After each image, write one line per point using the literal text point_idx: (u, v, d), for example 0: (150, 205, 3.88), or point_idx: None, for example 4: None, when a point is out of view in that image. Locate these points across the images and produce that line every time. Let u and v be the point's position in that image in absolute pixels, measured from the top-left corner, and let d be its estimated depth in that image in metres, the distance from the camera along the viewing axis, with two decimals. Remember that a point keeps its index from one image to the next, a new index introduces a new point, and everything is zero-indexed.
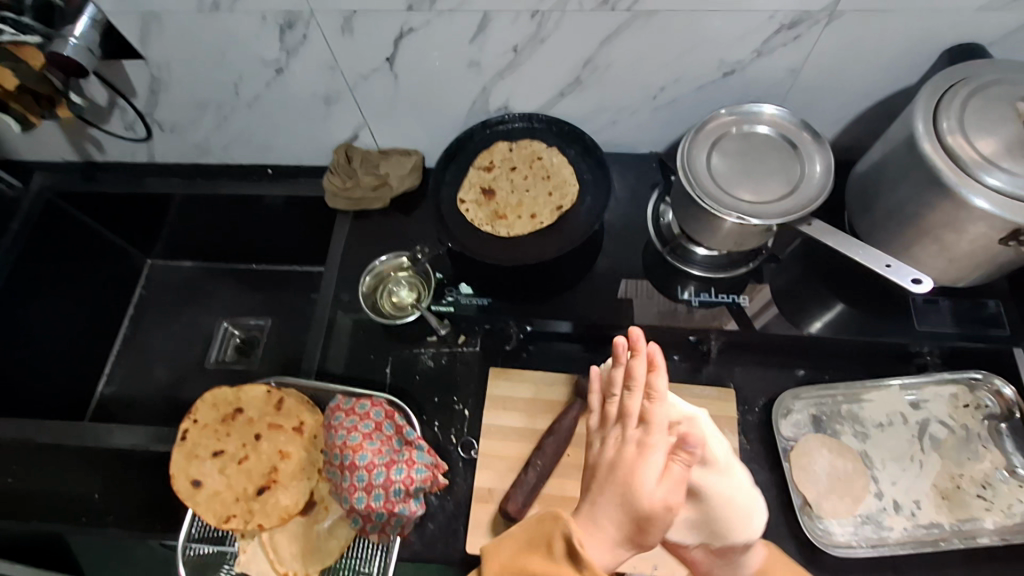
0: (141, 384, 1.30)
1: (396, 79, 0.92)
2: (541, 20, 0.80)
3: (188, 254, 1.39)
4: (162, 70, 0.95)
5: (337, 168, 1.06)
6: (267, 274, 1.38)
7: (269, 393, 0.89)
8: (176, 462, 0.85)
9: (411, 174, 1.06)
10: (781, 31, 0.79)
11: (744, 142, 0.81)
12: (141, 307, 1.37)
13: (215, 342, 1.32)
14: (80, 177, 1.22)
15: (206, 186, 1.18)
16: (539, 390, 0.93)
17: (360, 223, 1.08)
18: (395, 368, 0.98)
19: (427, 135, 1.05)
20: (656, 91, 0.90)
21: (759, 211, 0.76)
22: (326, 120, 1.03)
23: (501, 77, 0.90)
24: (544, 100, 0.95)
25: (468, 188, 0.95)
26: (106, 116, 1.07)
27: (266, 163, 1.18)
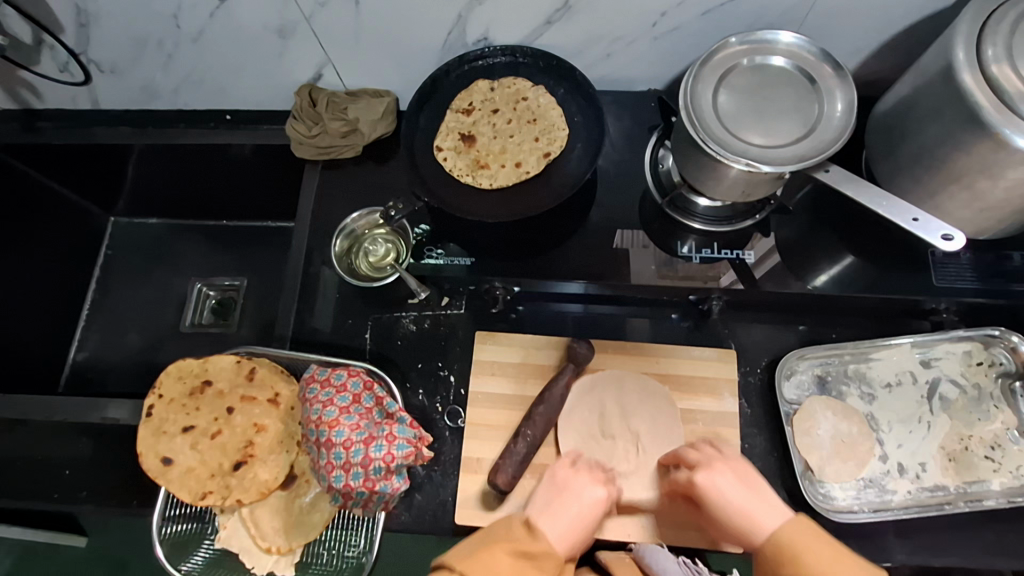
0: (118, 347, 1.26)
1: (357, 6, 0.80)
2: None
3: (153, 211, 1.33)
4: (87, 0, 0.82)
5: (301, 113, 0.96)
6: (240, 231, 1.33)
7: (239, 364, 0.83)
8: (144, 439, 0.79)
9: (383, 119, 0.97)
10: None
11: (755, 78, 0.71)
12: (108, 267, 1.32)
13: (189, 305, 1.29)
14: (19, 130, 1.10)
15: (159, 135, 1.07)
16: (528, 354, 0.87)
17: (330, 175, 1.00)
18: (374, 334, 0.91)
19: (398, 74, 0.93)
20: (655, 18, 0.79)
21: (772, 156, 0.67)
22: (283, 58, 0.91)
23: (477, 3, 0.78)
24: (529, 30, 0.83)
25: (444, 134, 0.84)
26: (35, 57, 0.94)
27: (223, 109, 1.07)
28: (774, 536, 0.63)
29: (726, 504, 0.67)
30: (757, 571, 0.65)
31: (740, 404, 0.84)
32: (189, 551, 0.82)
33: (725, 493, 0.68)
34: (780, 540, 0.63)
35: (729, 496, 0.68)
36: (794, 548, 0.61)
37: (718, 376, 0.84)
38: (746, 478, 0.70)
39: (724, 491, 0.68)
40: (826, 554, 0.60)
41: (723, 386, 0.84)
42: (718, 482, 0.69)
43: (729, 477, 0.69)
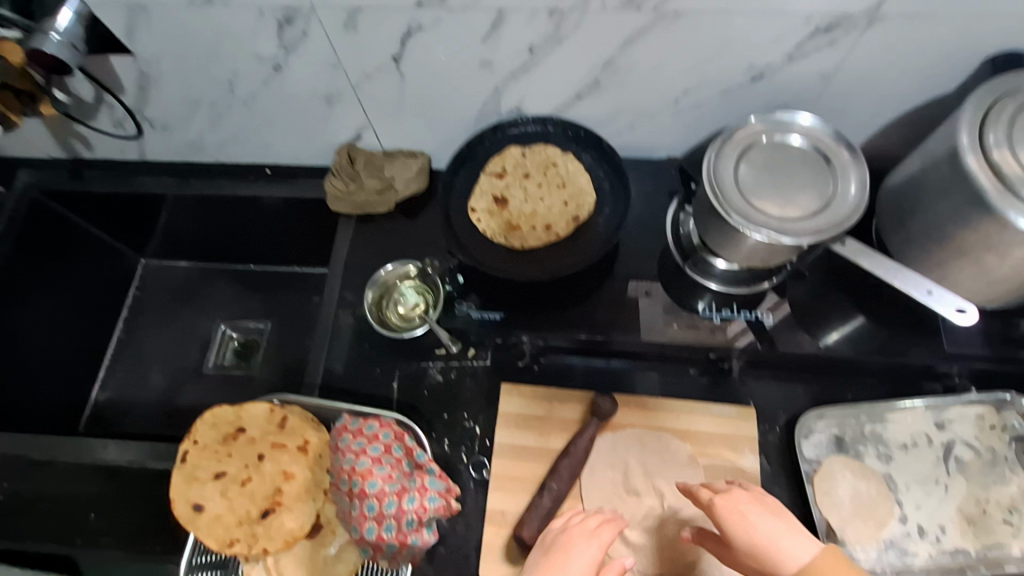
0: (140, 386, 1.29)
1: (402, 78, 0.86)
2: (559, 18, 0.73)
3: (183, 254, 1.38)
4: (152, 65, 0.86)
5: (339, 171, 1.03)
6: (266, 275, 1.38)
7: (272, 412, 0.85)
8: (176, 485, 0.80)
9: (417, 178, 1.03)
10: (815, 36, 0.74)
11: (774, 155, 0.76)
12: (136, 307, 1.36)
13: (213, 347, 1.32)
14: (66, 177, 1.16)
15: (201, 186, 1.13)
16: (552, 408, 0.89)
17: (364, 228, 1.06)
18: (401, 383, 0.94)
19: (434, 137, 1.00)
20: (678, 95, 0.85)
21: (791, 228, 0.71)
22: (327, 121, 0.97)
23: (514, 78, 0.84)
24: (560, 102, 0.89)
25: (476, 196, 0.89)
26: (93, 113, 1.00)
27: (263, 163, 1.13)
28: (806, 561, 0.66)
29: (749, 529, 0.70)
30: None
31: (761, 461, 0.85)
32: None
33: (761, 531, 0.69)
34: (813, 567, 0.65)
35: (756, 531, 0.70)
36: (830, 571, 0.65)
37: (738, 434, 0.86)
38: (777, 514, 0.71)
39: (756, 525, 0.70)
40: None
41: (743, 443, 0.86)
42: (751, 522, 0.70)
43: (760, 510, 0.71)
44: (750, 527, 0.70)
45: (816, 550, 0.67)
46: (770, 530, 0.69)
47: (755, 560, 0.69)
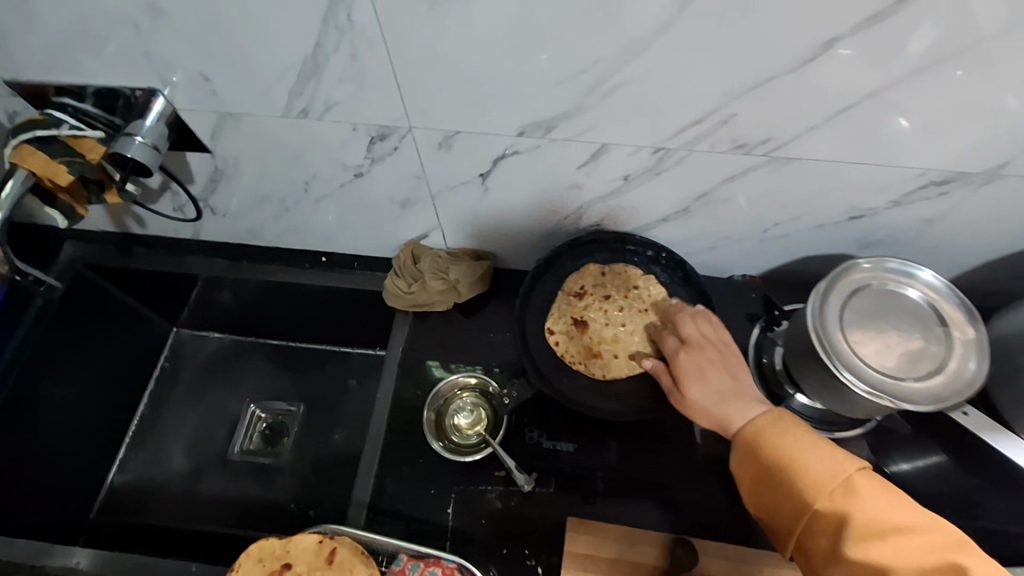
0: (161, 470, 1.21)
1: (485, 191, 0.84)
2: (662, 155, 0.71)
3: (218, 326, 1.30)
4: (228, 164, 0.86)
5: (402, 270, 1.00)
6: (302, 354, 1.31)
7: (321, 544, 0.77)
8: None
9: (480, 280, 0.99)
10: (927, 187, 0.71)
11: (880, 304, 0.73)
12: (162, 382, 1.29)
13: (240, 429, 1.25)
14: (114, 252, 1.13)
15: (252, 270, 1.09)
16: (622, 549, 0.79)
17: (421, 329, 1.01)
18: (456, 509, 0.87)
19: (503, 243, 0.97)
20: (768, 226, 0.83)
21: (908, 391, 0.67)
22: (396, 221, 0.95)
23: (601, 200, 0.82)
24: (643, 223, 0.87)
25: (557, 317, 0.86)
26: (156, 198, 0.98)
27: (320, 251, 1.09)
28: (746, 426, 0.64)
29: (704, 386, 0.70)
30: (741, 463, 0.63)
31: None
32: None
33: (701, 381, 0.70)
34: (761, 427, 0.63)
35: (718, 389, 0.69)
36: (763, 440, 0.62)
37: None
38: (737, 371, 0.70)
39: (703, 368, 0.71)
40: (803, 439, 0.60)
41: None
42: (709, 384, 0.70)
43: (711, 358, 0.72)
44: (700, 378, 0.71)
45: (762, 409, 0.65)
46: (729, 384, 0.69)
47: (708, 421, 0.68)
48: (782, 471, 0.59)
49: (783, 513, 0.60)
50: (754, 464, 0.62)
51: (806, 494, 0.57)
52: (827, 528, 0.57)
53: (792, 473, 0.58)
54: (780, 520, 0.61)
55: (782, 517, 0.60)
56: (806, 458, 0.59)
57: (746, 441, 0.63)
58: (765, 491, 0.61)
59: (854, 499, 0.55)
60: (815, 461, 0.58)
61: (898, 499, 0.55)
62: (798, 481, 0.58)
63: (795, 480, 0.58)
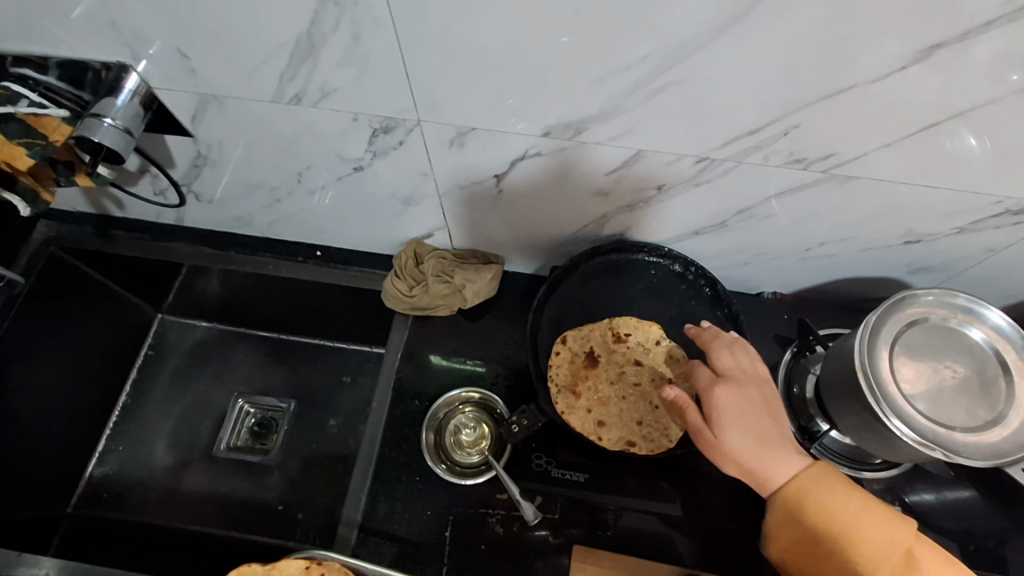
0: (142, 465, 1.15)
1: (499, 193, 0.75)
2: (706, 166, 0.63)
3: (204, 315, 1.23)
4: (213, 149, 0.77)
5: (403, 271, 0.92)
6: (293, 347, 1.24)
7: (308, 571, 0.70)
8: None
9: (489, 285, 0.91)
10: (1001, 215, 0.63)
11: (933, 342, 0.66)
12: (145, 371, 1.22)
13: (227, 424, 1.18)
14: (91, 235, 1.04)
15: (241, 261, 1.01)
16: None
17: (422, 334, 0.94)
18: (455, 534, 0.81)
19: (514, 246, 0.89)
20: (811, 245, 0.75)
21: (963, 445, 0.60)
22: (399, 218, 0.86)
23: (628, 209, 0.74)
24: (671, 234, 0.79)
25: (574, 336, 0.80)
26: (134, 180, 0.88)
27: (314, 244, 1.01)
28: (787, 487, 0.58)
29: (742, 432, 0.60)
30: (781, 523, 0.59)
31: None
32: None
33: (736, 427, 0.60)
34: (810, 488, 0.58)
35: (758, 435, 0.60)
36: (814, 505, 0.58)
37: None
38: (772, 411, 0.62)
39: (742, 409, 0.61)
40: (852, 502, 0.58)
41: None
42: (748, 428, 0.60)
43: (751, 397, 0.62)
44: (738, 420, 0.60)
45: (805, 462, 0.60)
46: (767, 427, 0.61)
47: (742, 472, 0.60)
48: (836, 541, 0.57)
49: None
50: (805, 531, 0.58)
51: (864, 567, 0.56)
52: None
53: (849, 546, 0.56)
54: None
55: None
56: (862, 528, 0.57)
57: (795, 504, 0.58)
58: (810, 555, 0.59)
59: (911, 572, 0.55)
60: (869, 530, 0.57)
61: (937, 557, 0.57)
62: (853, 551, 0.56)
63: (850, 553, 0.56)
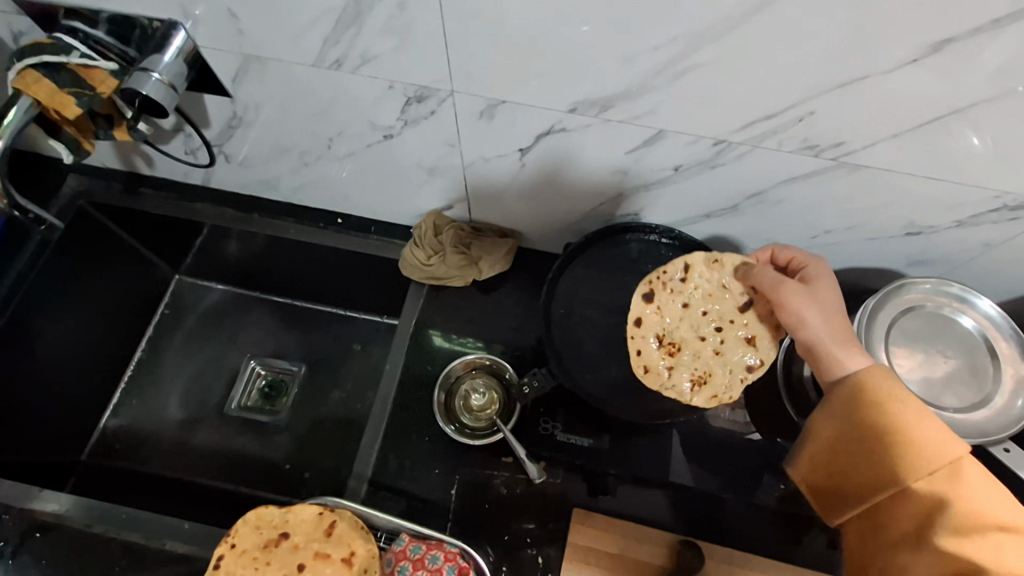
0: (155, 419, 1.18)
1: (521, 167, 0.78)
2: (723, 148, 0.66)
3: (221, 278, 1.26)
4: (249, 111, 0.80)
5: (422, 240, 0.94)
6: (307, 313, 1.27)
7: (321, 516, 0.73)
8: None
9: (504, 259, 0.95)
10: (998, 211, 0.67)
11: (926, 328, 0.70)
12: (161, 329, 1.25)
13: (239, 384, 1.22)
14: (118, 192, 1.07)
15: (263, 225, 1.04)
16: (627, 544, 0.78)
17: (437, 303, 0.97)
18: (460, 492, 0.85)
19: (531, 222, 0.92)
20: (817, 234, 0.78)
21: (950, 423, 0.65)
22: (422, 188, 0.89)
23: (644, 189, 0.77)
24: (683, 216, 0.82)
25: (688, 266, 0.74)
26: (166, 139, 0.91)
27: (335, 212, 1.04)
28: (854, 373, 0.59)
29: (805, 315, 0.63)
30: (838, 414, 0.60)
31: None
32: None
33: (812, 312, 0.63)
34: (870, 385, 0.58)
35: (829, 328, 0.61)
36: (875, 396, 0.58)
37: None
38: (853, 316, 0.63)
39: (816, 298, 0.63)
40: (917, 409, 0.56)
41: None
42: (823, 313, 0.62)
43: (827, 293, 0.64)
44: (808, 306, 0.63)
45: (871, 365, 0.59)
46: (843, 319, 0.62)
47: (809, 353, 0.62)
48: (884, 435, 0.56)
49: (864, 474, 0.59)
50: (857, 422, 0.59)
51: (906, 466, 0.55)
52: (920, 505, 0.54)
53: (898, 443, 0.55)
54: (855, 481, 0.60)
55: (868, 483, 0.58)
56: (918, 429, 0.55)
57: (848, 395, 0.59)
58: (855, 451, 0.59)
59: (955, 485, 0.52)
60: (929, 435, 0.54)
61: (1002, 488, 0.52)
62: (899, 445, 0.55)
63: (892, 447, 0.56)
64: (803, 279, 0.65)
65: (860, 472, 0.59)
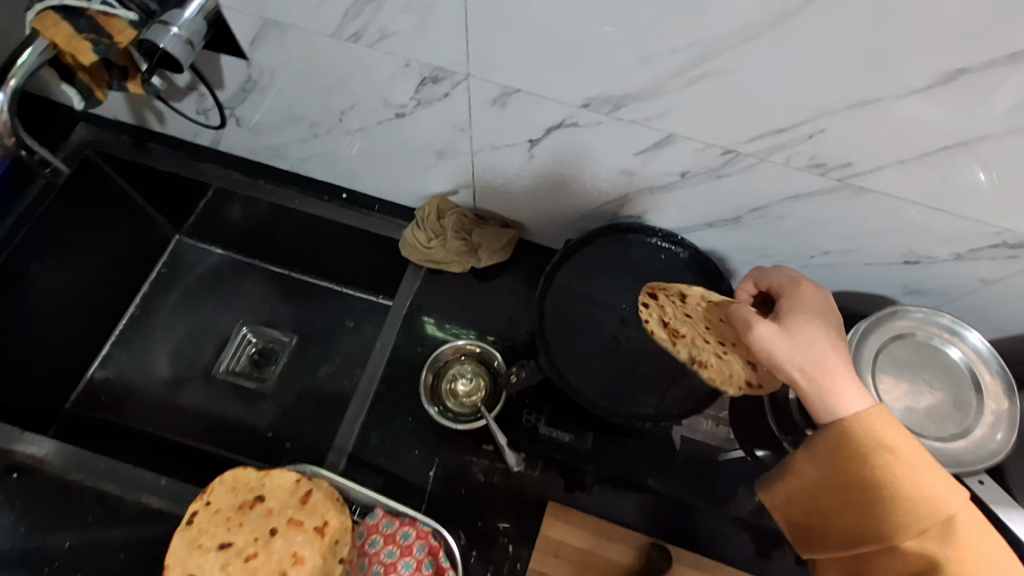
0: (142, 375, 1.18)
1: (530, 158, 0.79)
2: (730, 158, 0.66)
3: (221, 241, 1.26)
4: (264, 76, 0.80)
5: (423, 222, 0.94)
6: (303, 285, 1.27)
7: (298, 483, 0.74)
8: (175, 551, 0.69)
9: (504, 249, 0.95)
10: (998, 247, 0.67)
11: (916, 356, 0.70)
12: (156, 286, 1.25)
13: (228, 348, 1.22)
14: (126, 144, 1.07)
15: (268, 192, 1.04)
16: (596, 541, 0.79)
17: (433, 286, 0.98)
18: (438, 474, 0.85)
19: (534, 214, 0.92)
20: (816, 253, 0.79)
21: (930, 452, 0.65)
22: (429, 170, 0.90)
23: (649, 192, 0.77)
24: (685, 224, 0.82)
25: (697, 298, 0.75)
26: (180, 96, 0.91)
27: (341, 187, 1.04)
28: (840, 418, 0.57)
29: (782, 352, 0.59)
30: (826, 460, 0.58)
31: None
32: None
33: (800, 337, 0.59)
34: (866, 432, 0.55)
35: (809, 370, 0.58)
36: (866, 446, 0.55)
37: None
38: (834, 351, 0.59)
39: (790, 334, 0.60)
40: (911, 459, 0.54)
41: None
42: (797, 353, 0.59)
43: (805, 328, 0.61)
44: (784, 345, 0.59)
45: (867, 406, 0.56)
46: (823, 358, 0.59)
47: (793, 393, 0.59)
48: (877, 492, 0.54)
49: (851, 523, 0.57)
50: (846, 473, 0.56)
51: (898, 523, 0.53)
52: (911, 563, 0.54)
53: (890, 501, 0.54)
54: (840, 528, 0.59)
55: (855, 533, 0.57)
56: (913, 486, 0.53)
57: (842, 440, 0.56)
58: (844, 502, 0.58)
59: (951, 543, 0.52)
60: (927, 492, 0.52)
61: (997, 546, 0.52)
62: (893, 502, 0.54)
63: (887, 503, 0.54)
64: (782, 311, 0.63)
65: (847, 522, 0.58)
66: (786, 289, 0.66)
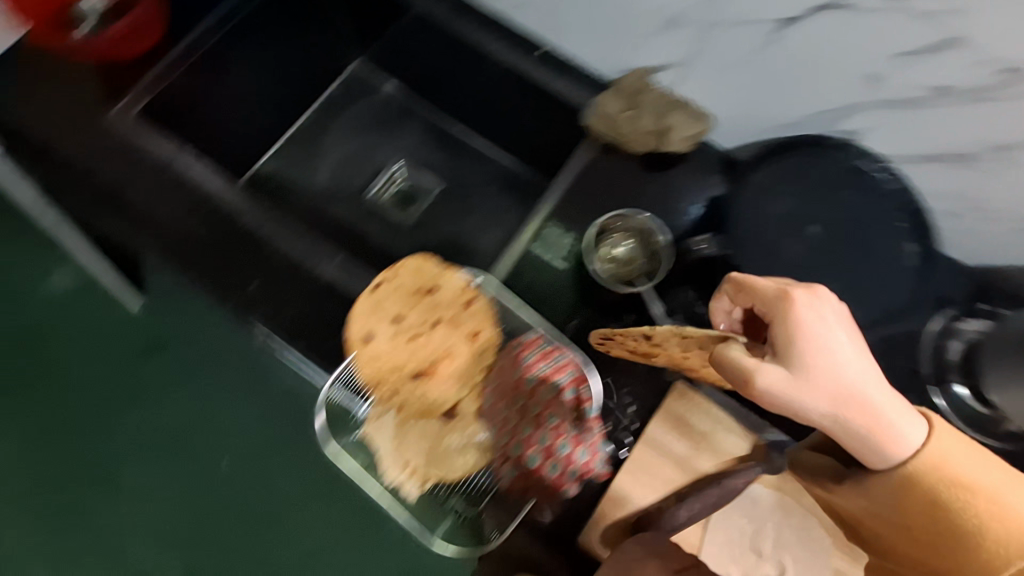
0: (301, 178, 1.26)
1: (774, 39, 0.78)
2: (1009, 77, 0.66)
3: (396, 76, 1.30)
4: None
5: (621, 91, 0.96)
6: (459, 140, 1.31)
7: (467, 289, 0.82)
8: (359, 310, 0.78)
9: (692, 139, 0.94)
10: None
11: None
12: (329, 102, 1.30)
13: (380, 178, 1.29)
14: None
15: (471, 28, 1.07)
16: (716, 427, 0.80)
17: (608, 159, 0.95)
18: (580, 325, 0.88)
19: (739, 109, 0.92)
20: None
21: None
22: (650, 38, 0.91)
23: (887, 106, 0.78)
24: (908, 152, 0.82)
25: (667, 332, 0.64)
26: None
27: (540, 42, 1.05)
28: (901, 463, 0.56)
29: (798, 393, 0.55)
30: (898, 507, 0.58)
31: None
32: (340, 425, 0.79)
33: (844, 383, 0.55)
34: (940, 478, 0.55)
35: (840, 409, 0.55)
36: (942, 491, 0.55)
37: None
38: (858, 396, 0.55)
39: (796, 377, 0.55)
40: (994, 504, 0.54)
41: None
42: (821, 398, 0.55)
43: (823, 365, 0.55)
44: (795, 389, 0.55)
45: (925, 442, 0.56)
46: (857, 404, 0.55)
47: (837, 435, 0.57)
48: (963, 540, 0.55)
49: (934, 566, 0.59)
50: (926, 521, 0.57)
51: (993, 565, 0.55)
52: None
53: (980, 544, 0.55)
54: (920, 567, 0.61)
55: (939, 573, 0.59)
56: (1008, 536, 0.54)
57: (910, 485, 0.56)
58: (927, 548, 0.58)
59: None
60: (1018, 540, 0.54)
61: None
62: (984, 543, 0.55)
63: (964, 525, 0.55)
64: (777, 341, 0.56)
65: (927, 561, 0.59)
66: (768, 303, 0.59)
